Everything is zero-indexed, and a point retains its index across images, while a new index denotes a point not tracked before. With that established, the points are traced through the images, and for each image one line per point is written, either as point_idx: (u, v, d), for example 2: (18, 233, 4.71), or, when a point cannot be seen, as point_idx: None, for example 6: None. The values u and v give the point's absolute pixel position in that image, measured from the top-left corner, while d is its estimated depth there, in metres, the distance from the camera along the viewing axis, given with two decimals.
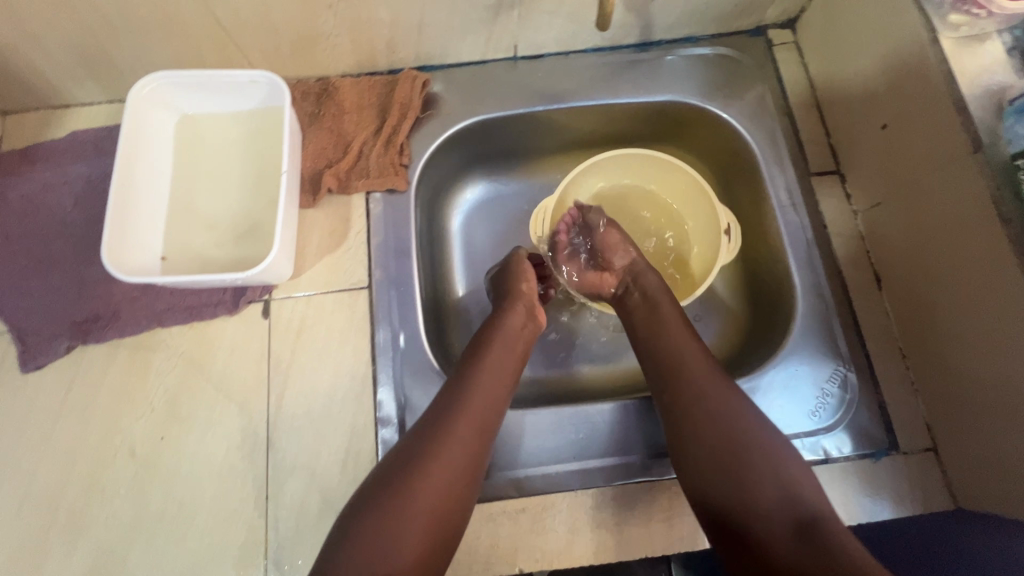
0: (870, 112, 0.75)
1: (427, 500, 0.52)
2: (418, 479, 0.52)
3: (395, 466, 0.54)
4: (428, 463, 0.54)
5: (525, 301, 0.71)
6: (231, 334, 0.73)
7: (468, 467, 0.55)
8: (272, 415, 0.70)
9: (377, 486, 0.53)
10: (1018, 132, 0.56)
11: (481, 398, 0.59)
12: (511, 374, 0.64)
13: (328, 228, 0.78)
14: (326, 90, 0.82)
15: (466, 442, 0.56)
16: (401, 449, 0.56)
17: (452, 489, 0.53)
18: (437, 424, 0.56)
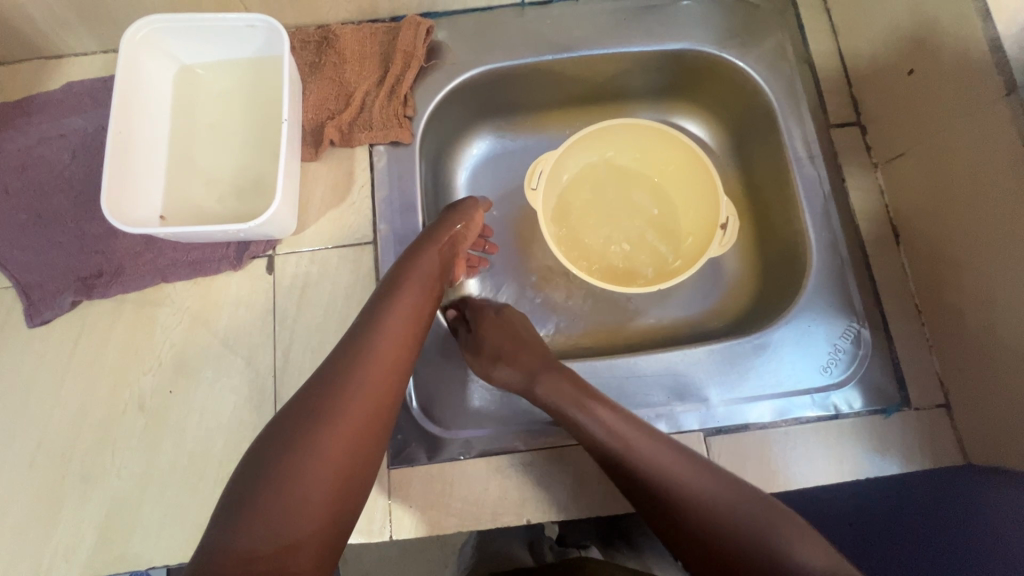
0: (895, 58, 0.72)
1: (325, 458, 0.46)
2: (311, 441, 0.46)
3: (283, 428, 0.47)
4: (322, 420, 0.47)
5: (449, 241, 0.66)
6: (235, 289, 0.73)
7: (375, 417, 0.50)
8: (279, 370, 0.70)
9: (257, 463, 0.46)
10: None
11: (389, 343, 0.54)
12: (421, 312, 0.59)
13: (331, 182, 0.76)
14: (326, 38, 0.79)
15: (370, 395, 0.50)
16: (290, 410, 0.49)
17: (365, 424, 0.49)
18: (337, 380, 0.50)
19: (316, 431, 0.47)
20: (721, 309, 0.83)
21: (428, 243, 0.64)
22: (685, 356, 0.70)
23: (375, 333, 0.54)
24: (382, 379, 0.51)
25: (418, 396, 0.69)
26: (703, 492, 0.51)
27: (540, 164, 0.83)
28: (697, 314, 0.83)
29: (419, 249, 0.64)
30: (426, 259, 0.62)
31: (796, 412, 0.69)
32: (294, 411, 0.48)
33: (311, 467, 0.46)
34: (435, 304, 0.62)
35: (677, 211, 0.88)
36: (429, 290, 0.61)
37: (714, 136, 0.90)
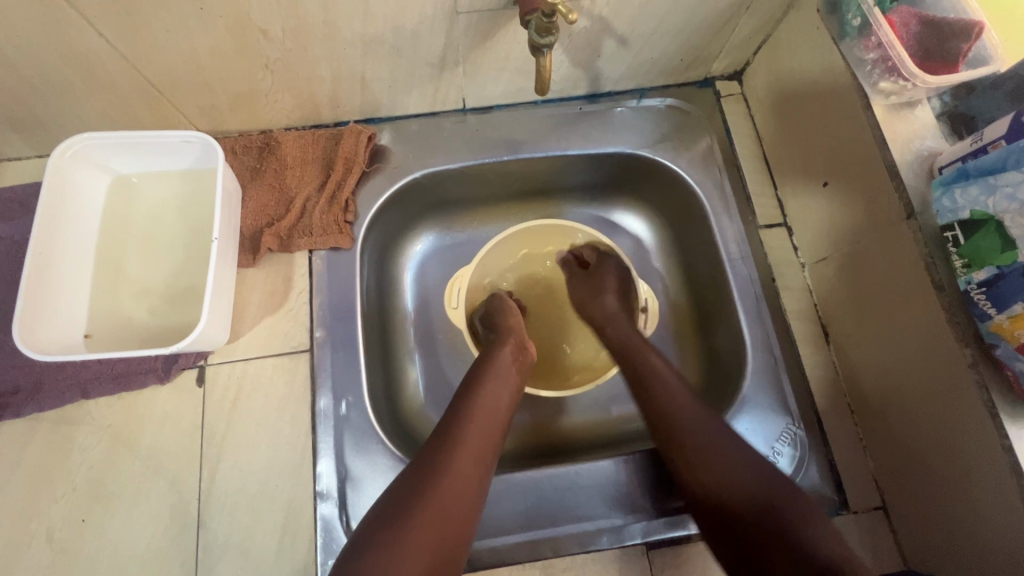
0: (813, 168, 0.76)
1: (428, 522, 0.49)
2: (416, 505, 0.50)
3: (385, 514, 0.50)
4: (428, 488, 0.52)
5: (515, 335, 0.74)
6: (162, 405, 0.70)
7: (471, 496, 0.53)
8: (204, 493, 0.67)
9: (373, 527, 0.49)
10: (946, 205, 0.55)
11: (479, 426, 0.59)
12: (510, 401, 0.64)
13: (269, 288, 0.76)
14: (268, 144, 0.79)
15: (467, 471, 0.54)
16: (398, 485, 0.53)
17: (457, 505, 0.52)
18: (434, 455, 0.55)
19: (419, 502, 0.50)
20: None
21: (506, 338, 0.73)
22: (629, 464, 0.69)
23: (469, 413, 0.60)
24: (474, 455, 0.56)
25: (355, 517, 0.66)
26: (727, 459, 0.56)
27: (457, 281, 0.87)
28: None
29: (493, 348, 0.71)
30: (504, 352, 0.70)
31: None
32: (403, 483, 0.53)
33: (418, 531, 0.49)
34: (517, 396, 0.66)
35: None
36: (514, 381, 0.67)
37: (655, 227, 0.93)
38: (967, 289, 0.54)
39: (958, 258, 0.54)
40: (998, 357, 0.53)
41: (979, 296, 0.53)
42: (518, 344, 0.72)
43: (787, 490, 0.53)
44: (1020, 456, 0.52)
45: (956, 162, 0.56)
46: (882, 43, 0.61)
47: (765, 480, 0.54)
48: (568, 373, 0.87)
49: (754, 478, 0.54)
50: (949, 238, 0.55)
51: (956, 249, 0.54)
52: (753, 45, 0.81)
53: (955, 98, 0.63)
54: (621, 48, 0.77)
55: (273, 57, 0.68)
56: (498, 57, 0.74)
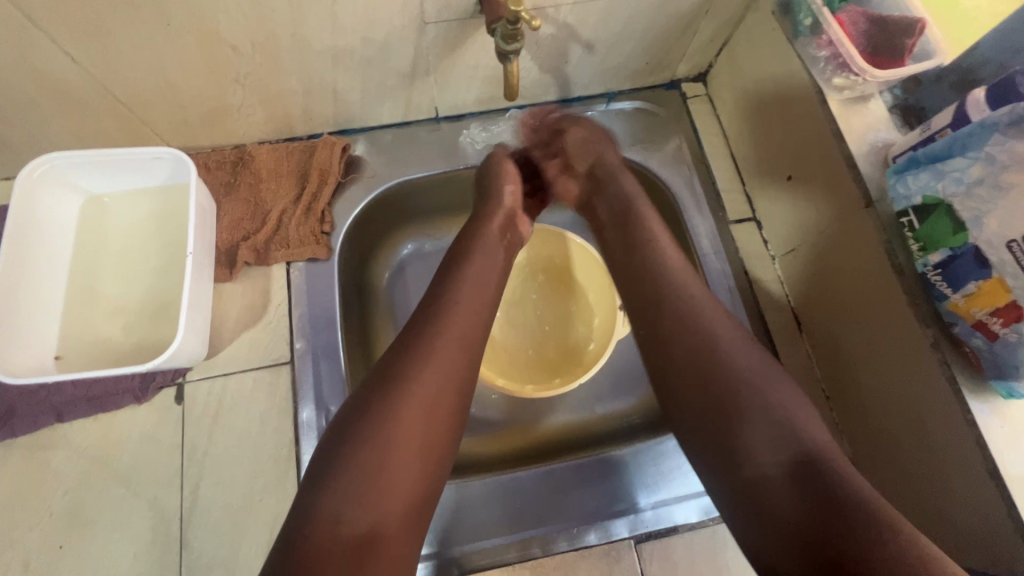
0: (777, 163, 0.79)
1: (403, 418, 0.51)
2: (389, 407, 0.51)
3: (361, 416, 0.51)
4: (399, 388, 0.52)
5: (505, 206, 0.72)
6: (140, 425, 0.69)
7: (447, 392, 0.53)
8: (186, 512, 0.66)
9: (346, 427, 0.51)
10: (900, 192, 0.57)
11: (455, 324, 0.57)
12: (489, 290, 0.62)
13: (247, 302, 0.75)
14: (241, 159, 0.80)
15: (443, 372, 0.54)
16: (371, 380, 0.53)
17: (433, 403, 0.52)
18: (402, 358, 0.54)
19: (390, 402, 0.51)
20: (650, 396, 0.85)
21: (489, 212, 0.70)
22: (614, 459, 0.70)
23: (446, 311, 0.58)
24: (450, 356, 0.55)
25: None
26: (737, 362, 0.54)
27: None
28: (626, 404, 0.85)
29: (476, 229, 0.68)
30: (487, 236, 0.67)
31: None
32: (376, 381, 0.53)
33: (391, 431, 0.50)
34: (501, 281, 0.65)
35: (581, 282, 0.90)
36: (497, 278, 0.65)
37: None
38: (925, 271, 0.56)
39: (915, 242, 0.57)
40: (957, 334, 0.55)
41: (935, 277, 0.55)
42: (508, 220, 0.71)
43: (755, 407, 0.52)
44: (982, 429, 0.54)
45: (908, 152, 0.58)
46: (832, 40, 0.64)
47: (778, 412, 0.51)
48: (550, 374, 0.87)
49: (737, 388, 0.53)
50: (905, 223, 0.57)
51: (912, 233, 0.57)
52: (715, 47, 0.84)
53: (905, 91, 0.66)
54: (588, 54, 0.79)
55: (243, 72, 0.68)
56: (467, 65, 0.76)
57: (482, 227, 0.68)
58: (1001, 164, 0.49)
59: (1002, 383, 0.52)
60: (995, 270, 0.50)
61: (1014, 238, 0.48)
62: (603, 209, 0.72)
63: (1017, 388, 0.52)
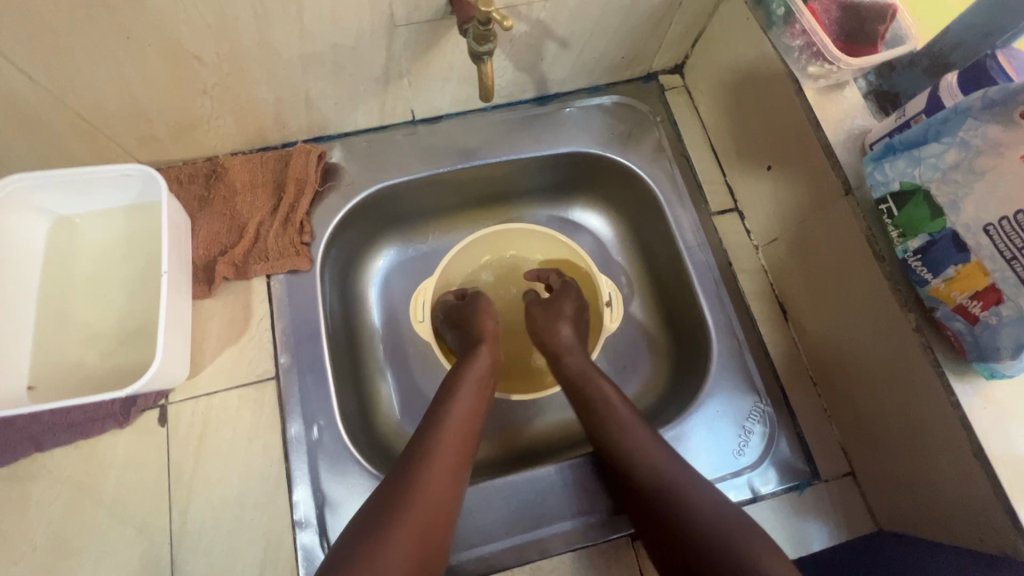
0: (755, 152, 0.79)
1: (413, 527, 0.49)
2: (398, 513, 0.49)
3: (366, 524, 0.49)
4: (408, 495, 0.51)
5: (487, 334, 0.74)
6: (124, 449, 0.67)
7: (450, 502, 0.53)
8: (176, 536, 0.65)
9: (351, 538, 0.48)
10: (878, 179, 0.57)
11: (455, 434, 0.59)
12: (482, 409, 0.65)
13: (228, 318, 0.74)
14: (215, 171, 0.78)
15: (447, 479, 0.54)
16: (380, 493, 0.52)
17: (438, 512, 0.51)
18: (411, 464, 0.54)
19: (395, 515, 0.49)
20: (641, 391, 0.86)
21: (483, 341, 0.73)
22: None
23: (444, 422, 0.60)
24: (454, 466, 0.56)
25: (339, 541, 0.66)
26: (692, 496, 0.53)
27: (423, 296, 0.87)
28: None
29: (467, 357, 0.71)
30: (479, 358, 0.70)
31: None
32: (383, 495, 0.52)
33: (398, 539, 0.47)
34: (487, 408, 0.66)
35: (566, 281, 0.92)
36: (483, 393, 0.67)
37: (614, 223, 0.94)
38: (904, 257, 0.57)
39: (894, 229, 0.57)
40: (939, 319, 0.55)
41: (916, 264, 0.55)
42: (492, 369, 0.71)
43: (675, 508, 0.52)
44: (967, 410, 0.55)
45: (883, 140, 0.58)
46: (806, 30, 0.64)
47: (741, 548, 0.47)
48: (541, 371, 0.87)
49: (651, 477, 0.56)
50: (884, 210, 0.58)
51: (891, 220, 0.57)
52: (690, 38, 0.84)
53: (880, 77, 0.67)
54: (563, 50, 0.78)
55: (210, 82, 0.66)
56: (441, 67, 0.74)
57: (473, 353, 0.71)
58: (976, 149, 0.49)
59: (984, 365, 0.53)
60: (974, 254, 0.51)
61: (991, 222, 0.49)
62: (563, 325, 0.75)
63: (999, 369, 0.52)
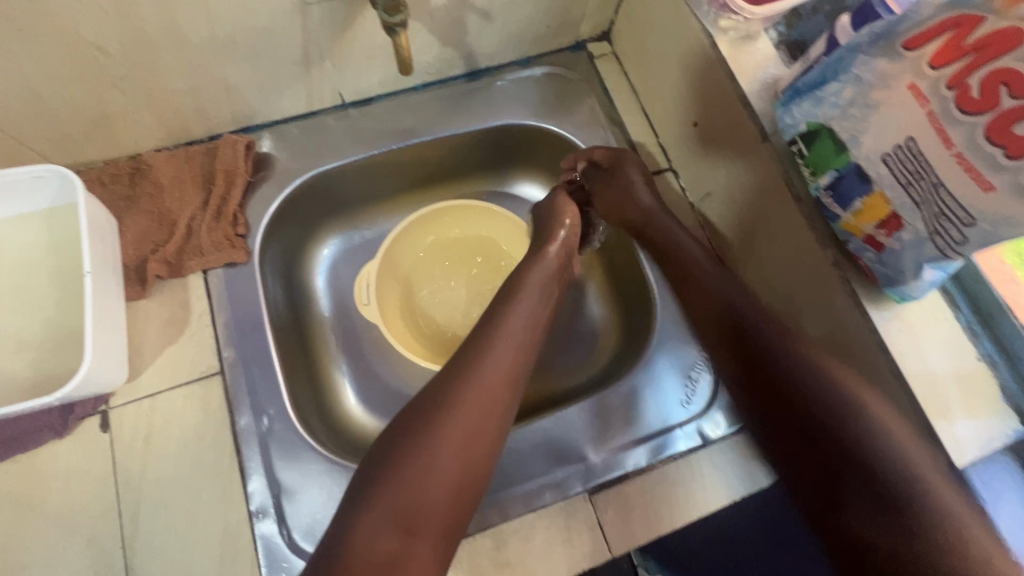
0: (682, 111, 0.80)
1: (455, 438, 0.54)
2: (443, 427, 0.54)
3: (400, 441, 0.53)
4: (449, 411, 0.55)
5: (562, 240, 0.74)
6: (65, 460, 0.65)
7: (493, 417, 0.57)
8: (129, 540, 0.63)
9: (395, 439, 0.54)
10: (788, 122, 0.60)
11: (502, 355, 0.59)
12: (538, 321, 0.65)
13: (166, 317, 0.72)
14: (138, 168, 0.75)
15: (489, 403, 0.57)
16: (410, 412, 0.55)
17: (475, 433, 0.55)
18: (451, 383, 0.56)
19: (430, 438, 0.53)
20: (593, 357, 0.87)
21: (552, 245, 0.72)
22: (559, 420, 0.73)
23: (500, 336, 0.61)
24: (500, 384, 0.58)
25: (298, 526, 0.66)
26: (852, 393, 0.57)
27: (366, 276, 0.87)
28: (571, 368, 0.87)
29: (526, 267, 0.70)
30: (538, 275, 0.69)
31: (670, 449, 0.72)
32: (407, 420, 0.55)
33: (440, 449, 0.53)
34: (546, 319, 0.68)
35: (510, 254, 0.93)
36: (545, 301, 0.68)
37: None
38: (818, 195, 0.59)
39: (806, 168, 0.60)
40: (852, 250, 0.58)
41: (828, 200, 0.58)
42: (559, 270, 0.72)
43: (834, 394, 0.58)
44: (883, 333, 0.58)
45: (789, 87, 0.60)
46: None
47: (894, 443, 0.54)
48: None
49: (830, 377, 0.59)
50: (796, 151, 0.60)
51: (803, 160, 0.60)
52: (613, 3, 0.85)
53: (788, 27, 0.68)
54: (486, 22, 0.78)
55: (120, 74, 0.64)
56: (363, 46, 0.74)
57: (534, 263, 0.70)
58: (868, 84, 0.51)
59: (894, 289, 0.56)
60: (875, 185, 0.53)
61: (887, 151, 0.51)
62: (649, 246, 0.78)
63: (907, 291, 0.55)
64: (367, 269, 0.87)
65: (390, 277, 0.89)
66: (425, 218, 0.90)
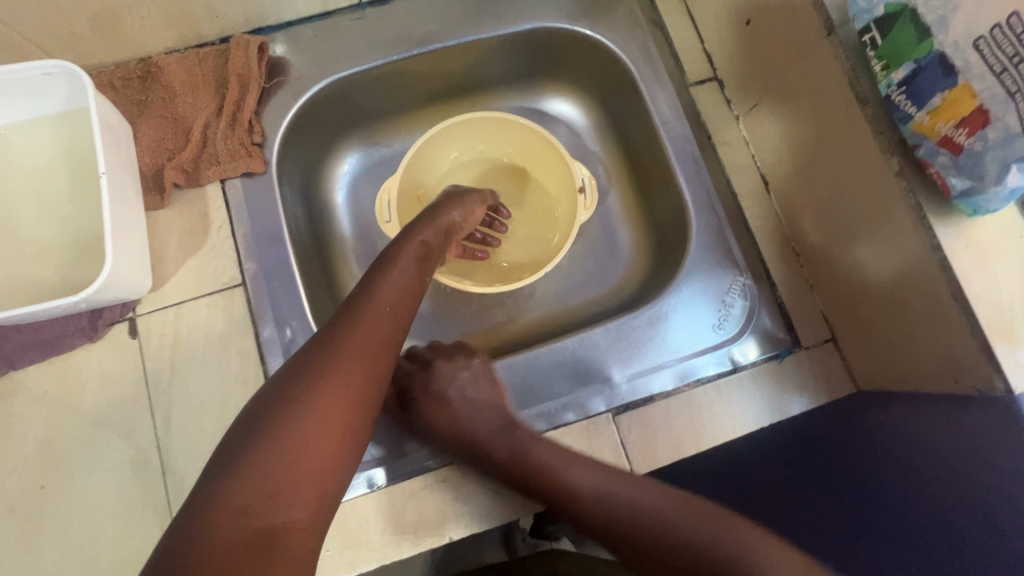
0: (734, 8, 0.71)
1: (317, 413, 0.45)
2: (307, 400, 0.45)
3: (273, 396, 0.46)
4: (311, 383, 0.46)
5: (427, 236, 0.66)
6: (98, 364, 0.67)
7: (371, 391, 0.49)
8: (162, 440, 0.66)
9: (265, 403, 0.45)
10: (861, 6, 0.52)
11: (373, 321, 0.52)
12: (417, 284, 0.59)
13: (186, 227, 0.71)
14: (150, 72, 0.72)
15: (369, 356, 0.50)
16: (290, 366, 0.48)
17: (354, 387, 0.47)
18: (332, 333, 0.50)
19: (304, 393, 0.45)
20: (621, 282, 0.84)
21: (426, 223, 0.67)
22: (584, 340, 0.72)
23: (371, 297, 0.54)
24: (369, 356, 0.50)
25: None
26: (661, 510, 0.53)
27: (387, 192, 0.80)
28: (599, 293, 0.84)
29: (410, 230, 0.65)
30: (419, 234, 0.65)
31: (697, 374, 0.71)
32: (289, 372, 0.47)
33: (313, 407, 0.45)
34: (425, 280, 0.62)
35: (531, 169, 0.90)
36: (418, 275, 0.61)
37: (588, 109, 0.90)
38: (888, 93, 0.52)
39: (877, 62, 0.52)
40: (922, 158, 0.51)
41: (899, 98, 0.51)
42: (438, 243, 0.67)
43: (630, 525, 0.54)
44: (948, 252, 0.52)
45: None
46: None
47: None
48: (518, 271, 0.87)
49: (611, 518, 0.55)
50: (867, 42, 0.53)
51: (875, 52, 0.52)
52: None
53: None
54: None
55: None
56: None
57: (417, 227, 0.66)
58: None
59: (967, 201, 0.49)
60: (962, 75, 0.47)
61: (983, 34, 0.45)
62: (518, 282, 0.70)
63: (982, 203, 0.49)
64: (387, 185, 0.80)
65: (414, 196, 0.86)
66: (439, 135, 0.84)
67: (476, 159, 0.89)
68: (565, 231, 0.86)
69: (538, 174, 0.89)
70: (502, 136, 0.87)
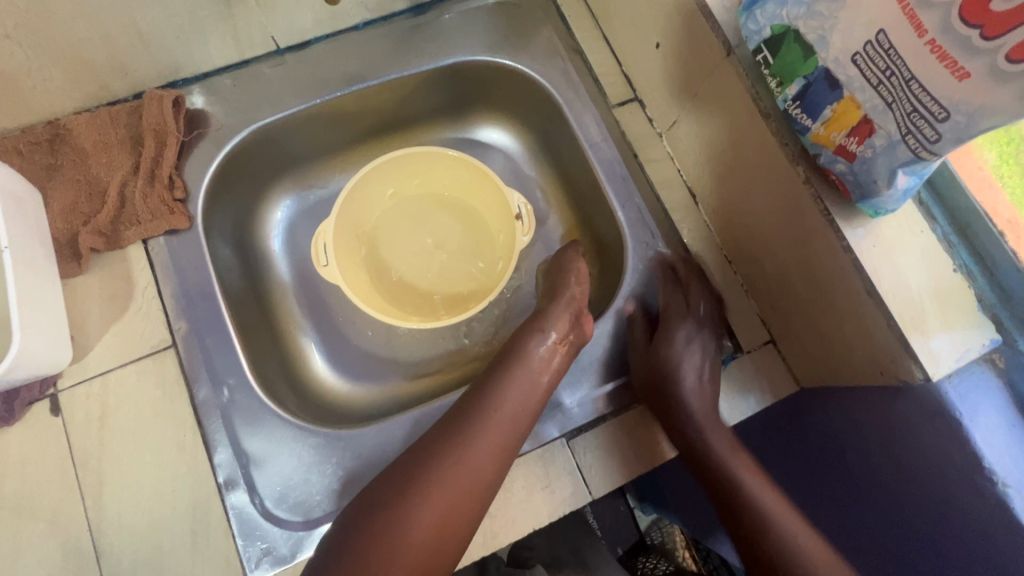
0: (645, 33, 0.74)
1: (435, 508, 0.55)
2: (396, 511, 0.54)
3: (378, 499, 0.55)
4: (412, 497, 0.55)
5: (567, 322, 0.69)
6: (17, 446, 0.62)
7: (467, 502, 0.56)
8: (94, 521, 0.61)
9: (372, 502, 0.55)
10: (751, 28, 0.55)
11: (483, 450, 0.58)
12: (540, 394, 0.64)
13: (108, 292, 0.68)
14: (58, 134, 0.68)
15: (474, 477, 0.57)
16: (391, 471, 0.58)
17: (455, 501, 0.56)
18: (442, 447, 0.58)
19: (406, 504, 0.54)
20: None
21: (560, 306, 0.71)
22: None
23: (495, 412, 0.61)
24: (476, 473, 0.57)
25: (271, 491, 0.64)
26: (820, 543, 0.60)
27: (321, 237, 0.81)
28: None
29: (565, 312, 0.71)
30: (558, 322, 0.69)
31: None
32: (390, 479, 0.57)
33: (414, 518, 0.54)
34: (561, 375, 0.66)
35: (470, 200, 0.90)
36: (541, 376, 0.65)
37: (518, 135, 0.91)
38: (786, 107, 0.55)
39: (773, 79, 0.55)
40: (823, 165, 0.55)
41: (796, 111, 0.54)
42: (573, 327, 0.69)
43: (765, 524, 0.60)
44: (857, 252, 0.54)
45: None
46: None
47: None
48: (467, 301, 0.87)
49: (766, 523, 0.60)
50: (761, 61, 0.56)
51: (769, 70, 0.55)
52: None
53: None
54: None
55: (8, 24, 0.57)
56: None
57: (562, 312, 0.70)
58: None
59: (867, 204, 0.53)
60: (846, 89, 0.49)
61: (857, 50, 0.47)
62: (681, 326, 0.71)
63: (880, 205, 0.52)
64: (322, 231, 0.81)
65: (351, 237, 0.85)
66: (371, 174, 0.84)
67: (411, 195, 0.89)
68: (507, 258, 0.88)
69: (475, 204, 0.90)
70: (432, 170, 0.88)
